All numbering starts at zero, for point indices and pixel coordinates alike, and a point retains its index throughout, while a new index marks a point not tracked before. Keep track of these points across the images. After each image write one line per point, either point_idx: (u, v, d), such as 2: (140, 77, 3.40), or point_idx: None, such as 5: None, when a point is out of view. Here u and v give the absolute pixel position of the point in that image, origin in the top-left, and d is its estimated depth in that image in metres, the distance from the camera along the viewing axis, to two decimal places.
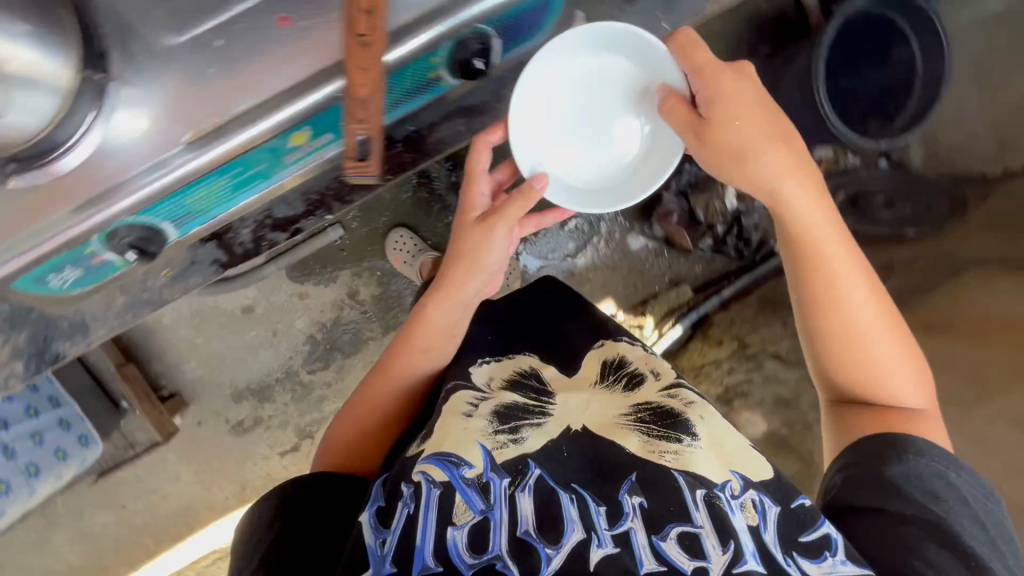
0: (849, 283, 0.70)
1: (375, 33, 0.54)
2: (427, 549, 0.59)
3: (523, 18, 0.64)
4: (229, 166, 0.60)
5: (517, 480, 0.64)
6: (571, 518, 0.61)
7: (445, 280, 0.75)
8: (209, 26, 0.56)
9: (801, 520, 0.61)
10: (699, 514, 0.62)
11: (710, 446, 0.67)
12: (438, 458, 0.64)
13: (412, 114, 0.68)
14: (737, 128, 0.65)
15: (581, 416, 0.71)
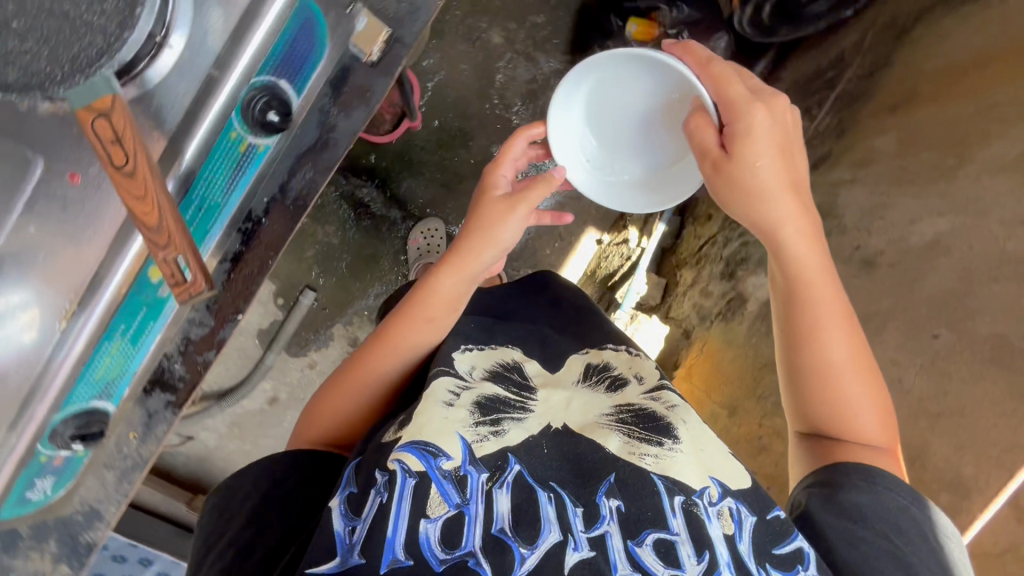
0: (832, 305, 0.66)
1: (135, 158, 0.47)
2: (398, 541, 0.57)
3: (294, 47, 0.61)
4: (112, 327, 0.62)
5: (494, 475, 0.62)
6: (548, 519, 0.59)
7: (455, 251, 0.72)
8: (12, 218, 0.56)
9: (776, 533, 0.59)
10: (676, 521, 0.60)
11: (692, 451, 0.65)
12: (414, 447, 0.61)
13: (251, 191, 0.66)
14: (747, 168, 0.61)
15: (562, 414, 0.70)
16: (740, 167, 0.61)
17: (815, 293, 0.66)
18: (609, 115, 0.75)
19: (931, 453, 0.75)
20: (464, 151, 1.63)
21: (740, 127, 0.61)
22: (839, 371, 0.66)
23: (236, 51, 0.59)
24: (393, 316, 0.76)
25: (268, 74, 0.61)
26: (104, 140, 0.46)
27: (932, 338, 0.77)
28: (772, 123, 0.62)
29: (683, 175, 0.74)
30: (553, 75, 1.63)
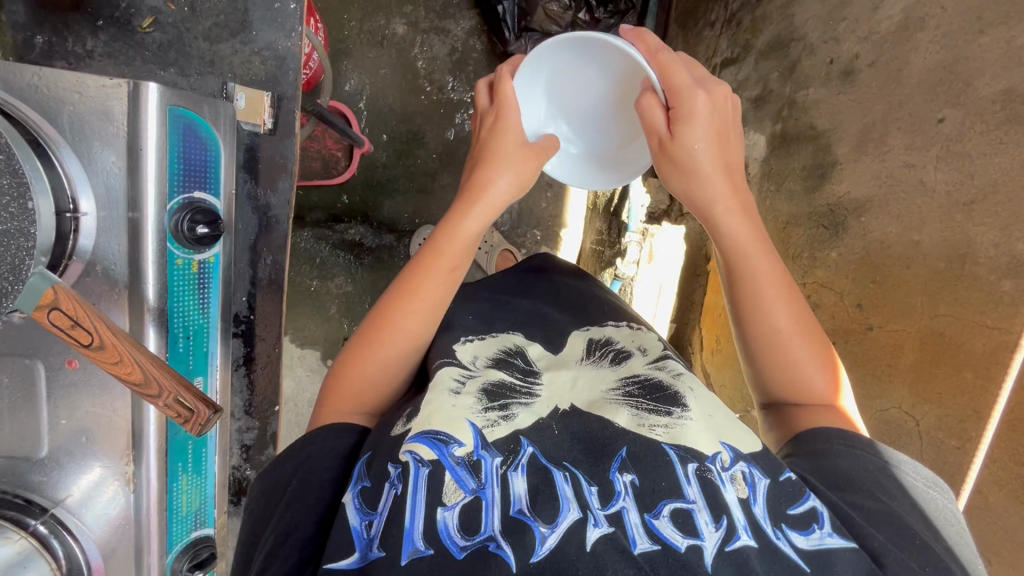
0: (769, 269, 0.67)
1: (96, 331, 0.50)
2: (416, 530, 0.51)
3: (188, 153, 0.61)
4: (174, 467, 0.67)
5: (508, 458, 0.56)
6: (566, 497, 0.52)
7: (473, 186, 0.71)
8: (45, 415, 0.61)
9: (790, 492, 0.53)
10: (692, 489, 0.54)
11: (702, 419, 0.60)
12: (423, 436, 0.56)
13: (224, 302, 0.69)
14: (683, 152, 0.66)
15: (569, 395, 0.64)
16: (677, 149, 0.66)
17: (754, 257, 0.67)
18: (572, 92, 0.76)
19: (977, 242, 0.66)
20: (422, 150, 1.62)
21: (680, 112, 0.64)
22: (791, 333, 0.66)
23: (140, 186, 0.57)
24: (407, 272, 0.71)
25: (180, 193, 0.61)
26: (65, 328, 0.49)
27: (938, 124, 0.69)
28: (707, 112, 0.65)
29: (635, 154, 0.80)
30: (469, 36, 1.58)
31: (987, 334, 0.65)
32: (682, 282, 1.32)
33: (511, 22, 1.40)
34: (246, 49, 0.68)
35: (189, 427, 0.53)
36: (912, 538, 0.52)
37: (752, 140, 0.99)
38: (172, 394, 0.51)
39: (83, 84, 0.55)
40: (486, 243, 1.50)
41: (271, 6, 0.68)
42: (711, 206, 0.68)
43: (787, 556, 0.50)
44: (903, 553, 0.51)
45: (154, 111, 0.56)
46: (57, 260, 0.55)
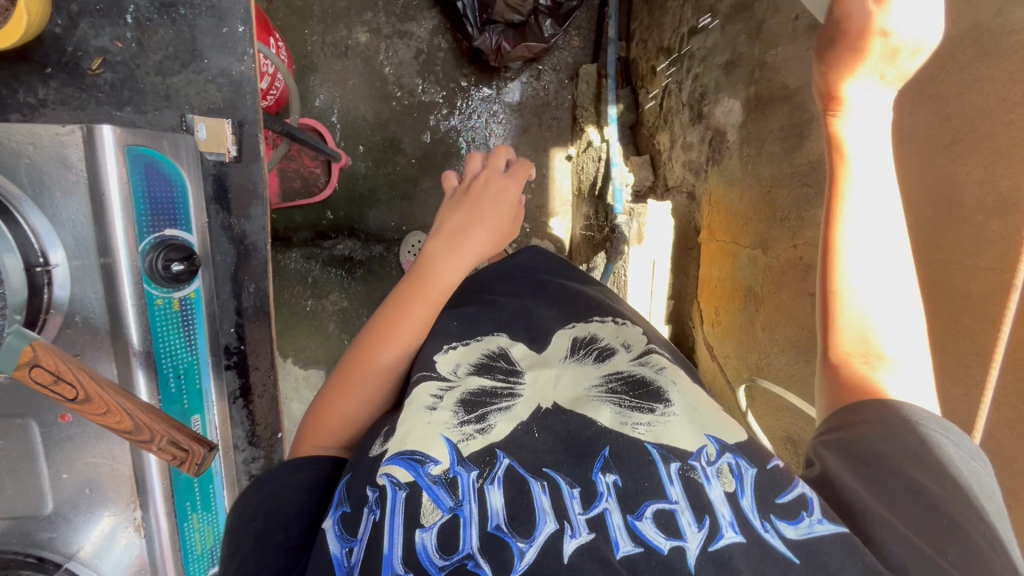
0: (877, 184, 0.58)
1: (81, 385, 0.49)
2: (395, 555, 0.49)
3: (152, 189, 0.60)
4: (181, 507, 0.67)
5: (484, 472, 0.53)
6: (542, 508, 0.50)
7: (462, 234, 0.75)
8: (45, 470, 0.60)
9: (777, 481, 0.52)
10: (675, 490, 0.51)
11: (686, 413, 0.58)
12: (399, 458, 0.54)
13: (212, 334, 0.68)
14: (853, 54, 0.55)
15: (551, 393, 0.61)
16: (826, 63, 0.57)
17: (878, 166, 0.58)
18: None
19: (962, 183, 0.60)
20: (401, 157, 1.60)
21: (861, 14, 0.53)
22: (882, 269, 0.57)
23: (110, 231, 0.56)
24: (388, 306, 0.72)
25: (150, 233, 0.60)
26: (47, 385, 0.48)
27: None
28: (910, 22, 0.52)
29: None
30: (433, 36, 1.56)
31: (979, 276, 0.59)
32: (675, 256, 1.31)
33: (472, 16, 1.46)
34: (199, 80, 0.68)
35: (187, 467, 0.52)
36: (941, 517, 0.48)
37: (729, 105, 1.07)
38: (161, 435, 0.51)
39: (36, 135, 0.54)
40: None
41: (219, 31, 0.67)
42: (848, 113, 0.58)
43: (775, 549, 0.47)
44: (919, 539, 0.48)
45: (111, 153, 0.55)
46: (34, 316, 0.54)
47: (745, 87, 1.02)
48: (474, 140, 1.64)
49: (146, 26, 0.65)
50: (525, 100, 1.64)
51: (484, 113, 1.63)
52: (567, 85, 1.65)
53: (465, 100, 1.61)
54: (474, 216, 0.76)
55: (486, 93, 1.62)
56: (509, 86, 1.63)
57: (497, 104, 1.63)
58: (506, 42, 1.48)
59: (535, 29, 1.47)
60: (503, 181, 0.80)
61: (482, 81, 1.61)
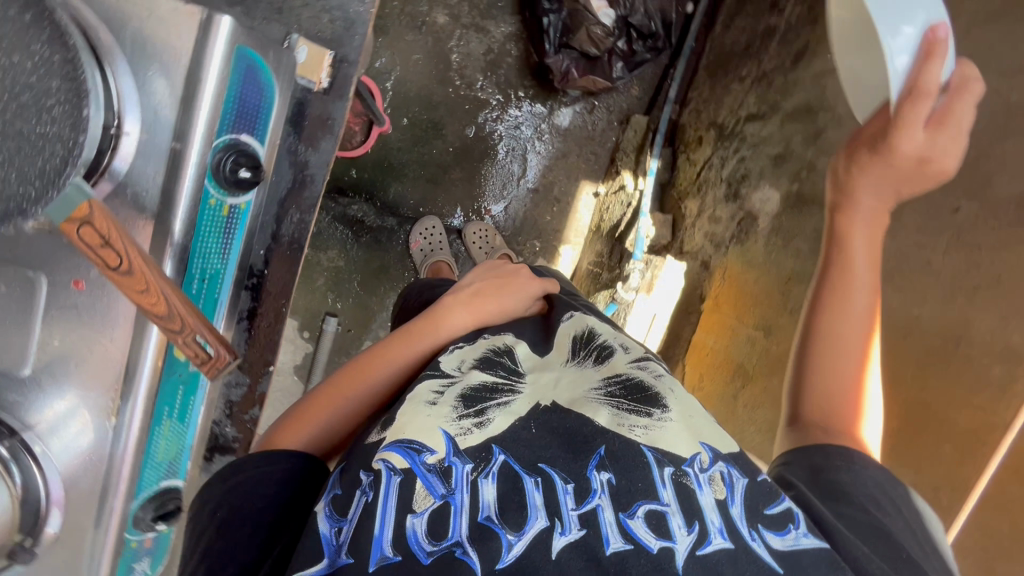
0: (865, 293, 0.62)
1: (127, 254, 0.48)
2: (386, 537, 0.46)
3: (244, 93, 0.59)
4: (159, 413, 0.64)
5: (479, 466, 0.51)
6: (534, 504, 0.48)
7: (478, 295, 0.74)
8: (38, 333, 0.58)
9: (767, 492, 0.50)
10: (666, 492, 0.50)
11: (682, 420, 0.57)
12: (397, 445, 0.51)
13: (245, 248, 0.67)
14: (879, 165, 0.57)
15: (552, 393, 0.60)
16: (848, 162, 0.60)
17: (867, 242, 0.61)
18: None
19: (974, 327, 0.66)
20: (439, 141, 1.61)
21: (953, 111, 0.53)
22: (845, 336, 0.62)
23: (192, 115, 0.56)
24: (391, 339, 0.71)
25: (228, 131, 0.59)
26: (93, 246, 0.47)
27: (954, 213, 0.71)
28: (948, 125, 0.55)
29: None
30: (507, 40, 1.60)
31: (970, 412, 0.64)
32: (674, 317, 1.36)
33: (553, 35, 1.49)
34: None
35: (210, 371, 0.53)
36: (901, 550, 0.51)
37: (768, 194, 1.14)
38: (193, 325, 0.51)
39: (155, 5, 0.54)
40: (488, 244, 1.65)
41: None
42: (853, 223, 0.61)
43: (761, 558, 0.46)
44: (884, 563, 0.50)
45: (221, 45, 0.55)
46: (90, 172, 0.53)
47: (786, 181, 1.10)
48: (513, 149, 1.67)
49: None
50: (572, 128, 1.69)
51: (531, 126, 1.67)
52: (615, 127, 1.70)
53: (518, 109, 1.65)
54: (498, 285, 0.76)
55: (540, 109, 1.66)
56: (561, 110, 1.67)
57: (545, 123, 1.67)
58: (576, 70, 1.52)
59: (605, 67, 1.52)
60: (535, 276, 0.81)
61: (539, 97, 1.65)
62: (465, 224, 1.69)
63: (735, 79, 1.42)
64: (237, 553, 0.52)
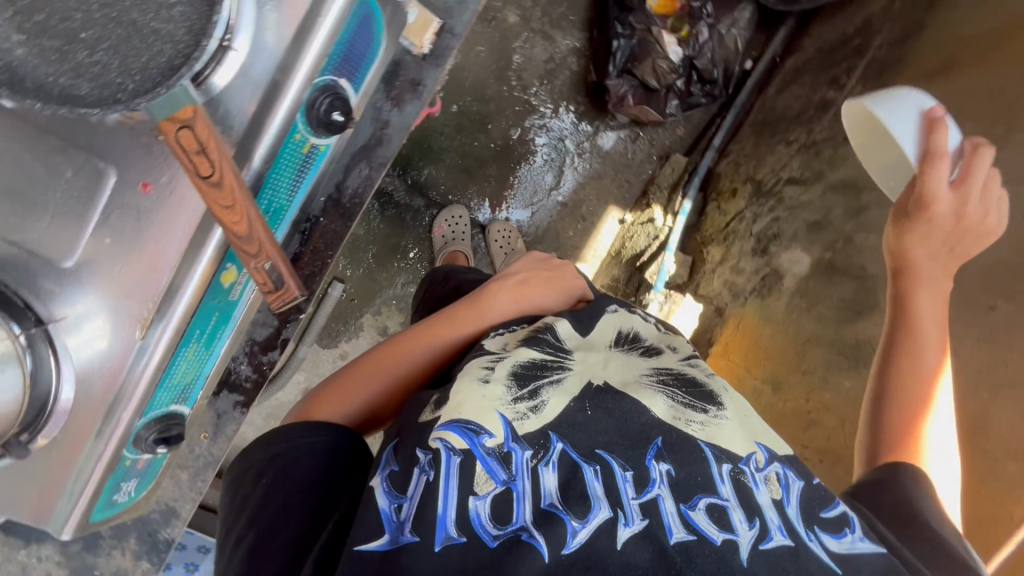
0: (931, 354, 0.68)
1: (220, 167, 0.47)
2: (449, 517, 0.49)
3: (354, 41, 0.60)
4: (189, 336, 0.63)
5: (538, 453, 0.53)
6: (597, 495, 0.50)
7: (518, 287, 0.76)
8: (91, 229, 0.56)
9: (823, 496, 0.55)
10: (725, 487, 0.53)
11: (736, 419, 0.60)
12: (454, 425, 0.53)
13: (312, 190, 0.68)
14: (923, 228, 0.69)
15: (602, 372, 0.61)
16: (897, 230, 0.71)
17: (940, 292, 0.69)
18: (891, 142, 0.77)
19: (993, 421, 0.68)
20: (483, 135, 1.62)
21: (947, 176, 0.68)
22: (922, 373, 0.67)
23: (305, 45, 0.55)
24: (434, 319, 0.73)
25: (330, 74, 0.59)
26: (188, 150, 0.46)
27: (989, 311, 0.74)
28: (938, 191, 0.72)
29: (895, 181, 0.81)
30: (570, 54, 1.62)
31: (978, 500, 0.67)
32: None
33: (619, 59, 1.48)
34: None
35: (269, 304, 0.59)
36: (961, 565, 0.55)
37: (798, 256, 1.17)
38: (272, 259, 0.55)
39: None
40: (509, 245, 1.65)
41: None
42: (919, 283, 0.70)
43: (818, 557, 0.50)
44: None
45: None
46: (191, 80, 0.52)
47: (818, 248, 1.13)
48: (552, 159, 1.68)
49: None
50: (612, 152, 1.70)
51: (574, 141, 1.68)
52: (653, 162, 1.72)
53: (565, 122, 1.67)
54: (539, 280, 0.78)
55: (587, 127, 1.68)
56: (606, 133, 1.69)
57: (588, 141, 1.69)
58: (632, 96, 1.52)
59: (659, 101, 1.53)
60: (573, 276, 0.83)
61: (588, 115, 1.67)
62: (491, 221, 1.68)
63: (780, 141, 1.42)
64: (283, 529, 0.54)
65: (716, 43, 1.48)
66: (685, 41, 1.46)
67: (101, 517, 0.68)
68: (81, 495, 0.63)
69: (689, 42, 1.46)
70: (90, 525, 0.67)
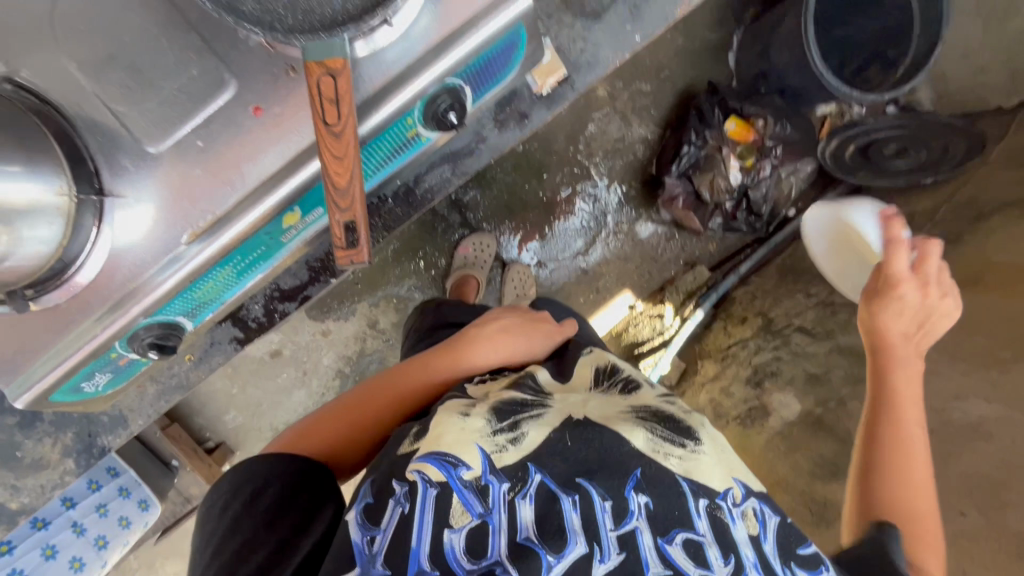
0: (914, 427, 0.63)
1: (345, 119, 0.51)
2: (422, 551, 0.46)
3: (494, 60, 0.64)
4: (229, 258, 0.62)
5: (516, 485, 0.50)
6: (573, 528, 0.47)
7: (493, 332, 0.74)
8: (189, 128, 0.58)
9: (798, 535, 0.54)
10: (702, 522, 0.50)
11: (713, 454, 0.57)
12: (432, 457, 0.51)
13: (396, 171, 0.70)
14: (891, 304, 0.70)
15: (581, 408, 0.59)
16: (872, 306, 0.70)
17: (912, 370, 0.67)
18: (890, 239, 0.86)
19: None
20: (535, 182, 1.68)
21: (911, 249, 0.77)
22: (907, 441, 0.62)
23: (457, 41, 0.58)
24: (409, 364, 0.72)
25: (461, 80, 0.62)
26: (324, 96, 0.50)
27: (959, 516, 0.81)
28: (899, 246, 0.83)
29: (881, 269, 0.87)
30: (640, 142, 1.70)
31: None
32: None
33: (683, 163, 1.56)
34: (583, 28, 0.74)
35: (338, 260, 0.56)
36: None
37: (788, 401, 1.22)
38: (354, 218, 0.54)
39: None
40: (521, 290, 1.66)
41: (624, 26, 0.74)
42: (896, 357, 0.68)
43: None
44: None
45: (509, 17, 0.59)
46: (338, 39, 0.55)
47: (811, 400, 1.18)
48: (589, 226, 1.73)
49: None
50: (645, 242, 1.76)
51: (614, 218, 1.74)
52: (678, 265, 1.77)
53: (613, 198, 1.73)
54: (518, 326, 0.76)
55: (631, 211, 1.74)
56: (646, 223, 1.75)
57: (627, 224, 1.74)
58: (681, 200, 1.61)
59: (706, 214, 1.61)
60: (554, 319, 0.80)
61: (635, 202, 1.73)
62: (514, 261, 1.70)
63: (802, 291, 1.47)
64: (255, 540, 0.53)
65: (773, 182, 1.55)
66: (748, 168, 1.52)
67: (60, 400, 0.65)
68: (50, 372, 0.60)
69: (751, 172, 1.53)
70: (46, 403, 0.64)
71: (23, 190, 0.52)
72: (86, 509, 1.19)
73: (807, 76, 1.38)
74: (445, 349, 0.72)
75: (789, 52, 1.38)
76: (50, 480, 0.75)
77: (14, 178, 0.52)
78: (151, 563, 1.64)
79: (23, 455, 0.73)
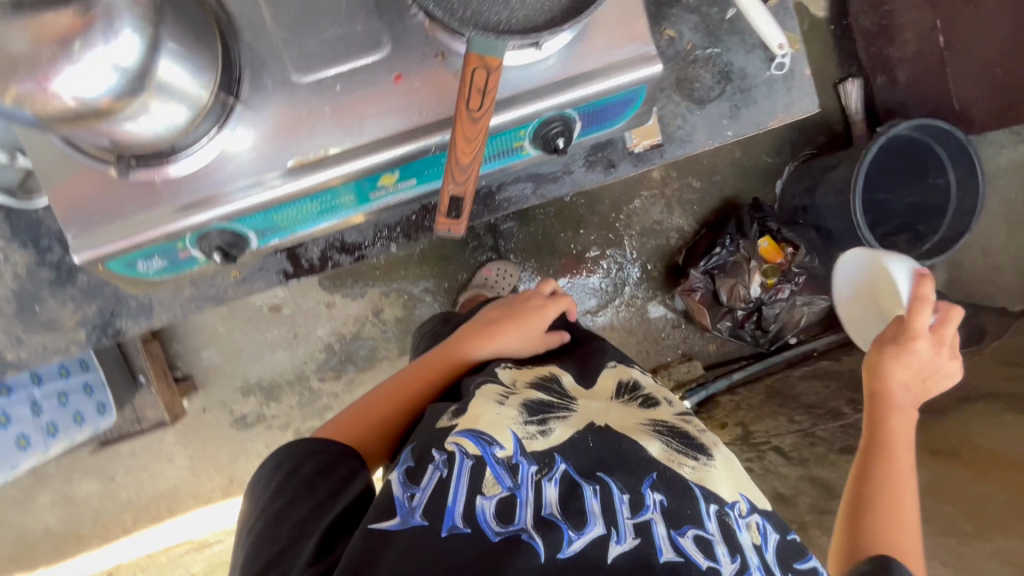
0: (903, 470, 0.77)
1: (485, 109, 0.57)
2: (457, 510, 0.56)
3: (609, 107, 0.70)
4: (319, 195, 0.66)
5: (543, 469, 0.61)
6: (593, 512, 0.58)
7: (486, 328, 0.83)
8: (332, 73, 0.63)
9: (797, 550, 0.63)
10: (711, 523, 0.60)
11: (723, 466, 0.67)
12: (471, 434, 0.61)
13: (488, 173, 0.76)
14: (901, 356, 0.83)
15: (604, 415, 0.68)
16: (886, 353, 0.84)
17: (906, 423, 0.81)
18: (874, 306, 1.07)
19: None
20: (571, 234, 1.75)
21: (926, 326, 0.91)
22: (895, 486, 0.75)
23: (587, 81, 0.65)
24: (417, 364, 0.81)
25: (575, 114, 0.68)
26: (476, 84, 0.56)
27: None
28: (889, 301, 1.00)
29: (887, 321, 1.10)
30: (676, 231, 1.78)
31: None
32: None
33: (711, 262, 1.62)
34: (685, 108, 0.82)
35: (438, 224, 0.65)
36: None
37: None
38: (463, 196, 0.62)
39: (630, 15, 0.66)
40: None
41: (721, 120, 0.82)
42: (894, 404, 0.82)
43: None
44: None
45: (638, 76, 0.66)
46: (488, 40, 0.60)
47: None
48: (605, 289, 1.79)
49: (691, 46, 0.81)
50: (652, 322, 1.81)
51: (631, 292, 1.80)
52: (677, 354, 1.82)
53: (634, 272, 1.79)
54: (509, 317, 0.85)
55: (647, 290, 1.80)
56: (659, 305, 1.81)
57: (641, 300, 1.80)
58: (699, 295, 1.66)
59: (717, 314, 1.65)
60: (545, 307, 0.88)
61: (654, 283, 1.80)
62: None
63: (784, 414, 1.46)
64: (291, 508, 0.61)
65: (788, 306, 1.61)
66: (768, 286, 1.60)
67: (114, 270, 0.67)
68: (116, 242, 0.62)
69: (769, 289, 1.59)
70: (101, 268, 0.66)
71: (177, 73, 0.56)
72: (49, 392, 1.17)
73: (845, 222, 1.49)
74: (444, 350, 0.82)
75: (833, 197, 1.49)
76: (56, 344, 0.77)
77: (173, 60, 0.55)
78: (68, 475, 1.58)
79: (42, 311, 0.76)
